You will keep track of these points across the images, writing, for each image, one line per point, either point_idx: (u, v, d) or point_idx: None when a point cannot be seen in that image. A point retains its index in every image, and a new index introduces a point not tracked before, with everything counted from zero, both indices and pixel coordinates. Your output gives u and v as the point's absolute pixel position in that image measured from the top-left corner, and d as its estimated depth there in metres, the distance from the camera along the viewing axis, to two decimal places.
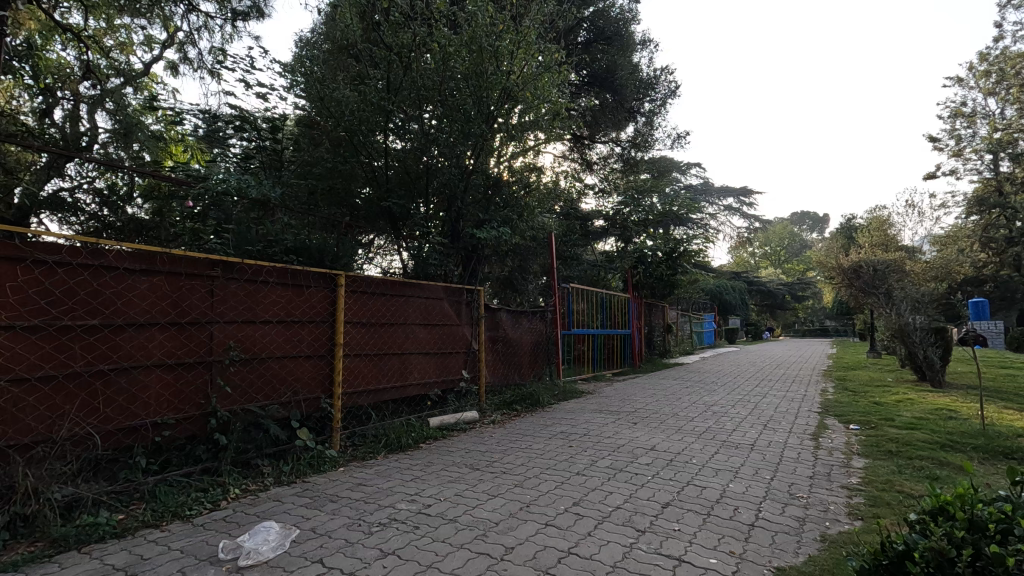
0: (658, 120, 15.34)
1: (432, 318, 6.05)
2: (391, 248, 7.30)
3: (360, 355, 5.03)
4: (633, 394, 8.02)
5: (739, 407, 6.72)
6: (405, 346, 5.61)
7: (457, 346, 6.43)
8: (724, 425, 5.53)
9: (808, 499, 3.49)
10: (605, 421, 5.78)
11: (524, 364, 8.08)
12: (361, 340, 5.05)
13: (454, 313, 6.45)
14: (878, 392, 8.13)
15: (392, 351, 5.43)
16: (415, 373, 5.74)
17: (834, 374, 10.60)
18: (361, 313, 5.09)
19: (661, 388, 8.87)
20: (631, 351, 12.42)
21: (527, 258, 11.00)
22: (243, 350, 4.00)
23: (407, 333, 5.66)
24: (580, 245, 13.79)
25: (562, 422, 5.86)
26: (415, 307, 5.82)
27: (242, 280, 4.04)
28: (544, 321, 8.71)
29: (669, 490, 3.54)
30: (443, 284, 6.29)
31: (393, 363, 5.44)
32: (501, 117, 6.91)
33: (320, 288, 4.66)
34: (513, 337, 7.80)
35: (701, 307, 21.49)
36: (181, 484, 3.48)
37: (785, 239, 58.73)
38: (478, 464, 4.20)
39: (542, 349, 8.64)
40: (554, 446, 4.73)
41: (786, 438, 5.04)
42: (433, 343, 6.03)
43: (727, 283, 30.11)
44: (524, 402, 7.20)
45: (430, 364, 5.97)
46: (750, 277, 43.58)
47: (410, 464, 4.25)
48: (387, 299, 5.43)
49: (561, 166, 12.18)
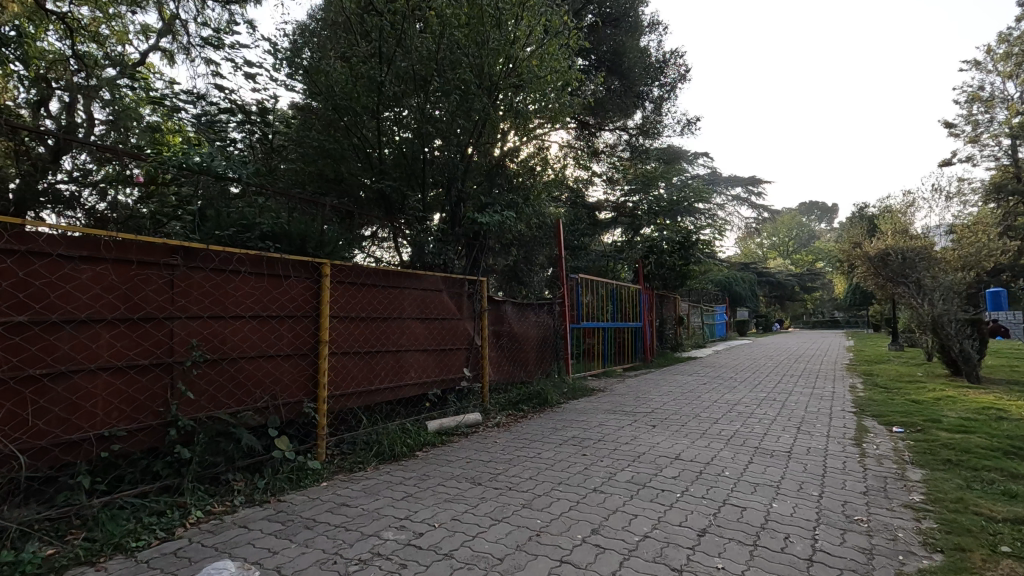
0: (667, 106, 14.71)
1: (430, 311, 5.53)
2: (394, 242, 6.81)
3: (350, 353, 4.52)
4: (647, 392, 7.50)
5: (765, 406, 6.18)
6: (401, 342, 5.10)
7: (458, 342, 5.91)
8: (753, 429, 4.99)
9: (869, 524, 2.95)
10: (621, 424, 5.26)
11: (531, 361, 7.57)
12: (350, 336, 4.54)
13: (455, 306, 5.94)
14: (912, 388, 7.56)
15: (386, 348, 4.92)
16: (414, 371, 5.24)
17: (860, 368, 10.02)
18: (351, 306, 4.58)
19: (676, 384, 8.34)
20: (643, 345, 11.89)
21: (533, 249, 10.46)
22: (210, 350, 3.49)
23: (403, 328, 5.16)
24: (586, 236, 13.23)
25: (573, 424, 5.35)
26: (412, 300, 5.30)
27: (208, 269, 3.52)
28: (551, 314, 8.18)
29: (704, 513, 3.01)
30: (443, 274, 5.78)
31: (388, 361, 4.94)
32: (504, 90, 6.19)
33: (302, 278, 4.14)
34: (519, 332, 7.29)
35: (712, 300, 20.88)
36: (133, 507, 3.00)
37: (794, 230, 57.85)
38: (480, 477, 3.69)
39: (550, 343, 8.11)
40: (567, 454, 4.22)
41: (826, 444, 4.49)
42: (433, 338, 5.53)
43: (737, 275, 29.44)
44: (531, 401, 6.69)
45: (429, 362, 5.46)
46: (759, 269, 42.85)
47: (403, 478, 3.75)
48: (380, 291, 4.92)
49: (568, 153, 11.61)
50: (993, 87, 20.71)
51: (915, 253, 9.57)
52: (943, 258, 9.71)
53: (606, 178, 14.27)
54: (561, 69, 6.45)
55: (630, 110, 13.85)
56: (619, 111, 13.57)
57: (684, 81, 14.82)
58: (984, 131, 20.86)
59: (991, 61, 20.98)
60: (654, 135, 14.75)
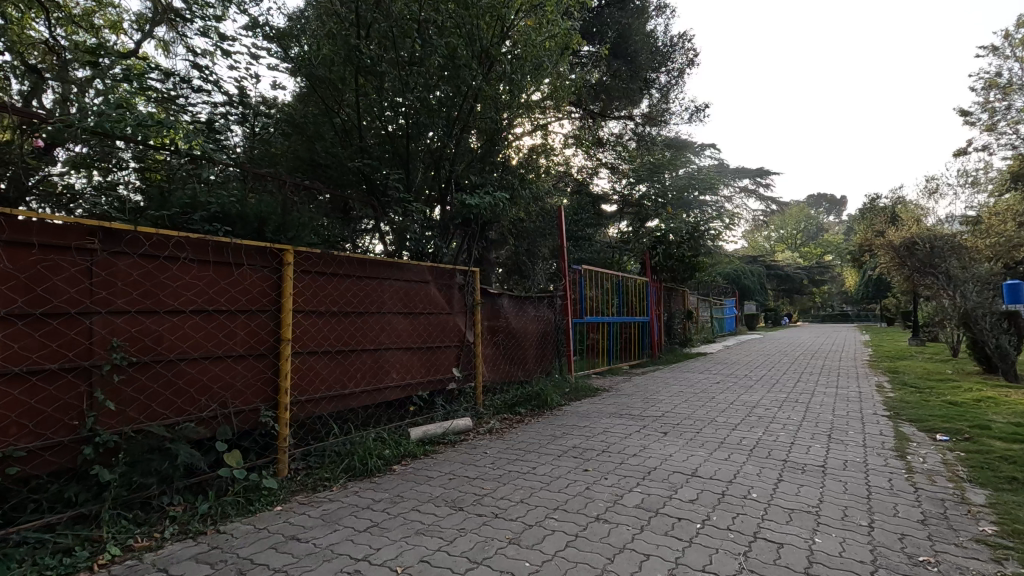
0: (674, 92, 14.03)
1: (415, 305, 4.96)
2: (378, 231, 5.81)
3: (319, 353, 3.96)
4: (655, 392, 6.92)
5: (787, 409, 5.57)
6: (381, 338, 4.55)
7: (447, 339, 5.34)
8: (779, 438, 4.39)
9: (942, 568, 2.35)
10: (628, 431, 4.67)
11: (530, 358, 6.99)
12: (319, 333, 3.98)
13: (444, 299, 5.37)
14: (945, 388, 6.91)
15: (363, 345, 4.36)
16: (396, 371, 4.68)
17: (883, 365, 9.37)
18: (321, 298, 4.01)
19: (686, 382, 7.78)
20: (650, 341, 11.28)
21: (535, 241, 9.87)
22: (139, 351, 2.94)
23: (383, 324, 4.59)
24: (590, 227, 12.61)
25: (574, 431, 4.77)
26: (394, 292, 4.73)
27: (137, 255, 2.96)
28: (552, 308, 7.59)
29: (733, 553, 2.43)
30: (430, 263, 5.20)
31: (365, 360, 4.38)
32: (499, 56, 5.49)
33: (260, 266, 3.58)
34: (517, 327, 6.72)
35: (721, 293, 20.21)
36: (33, 544, 2.46)
37: (802, 223, 56.86)
38: (461, 500, 3.13)
39: (551, 339, 7.53)
40: (566, 470, 3.64)
41: (866, 457, 3.89)
42: (418, 335, 4.97)
43: (746, 267, 28.70)
44: (530, 403, 6.11)
45: (414, 360, 4.90)
46: (767, 263, 42.03)
47: (371, 500, 3.20)
48: (356, 282, 4.34)
49: (570, 140, 10.98)
50: (1013, 72, 19.84)
51: (942, 242, 8.92)
52: (973, 247, 9.05)
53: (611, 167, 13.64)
54: (560, 39, 5.86)
55: (635, 97, 13.20)
56: (624, 96, 12.92)
57: (691, 66, 14.16)
58: (1001, 118, 20.01)
59: (1010, 46, 20.07)
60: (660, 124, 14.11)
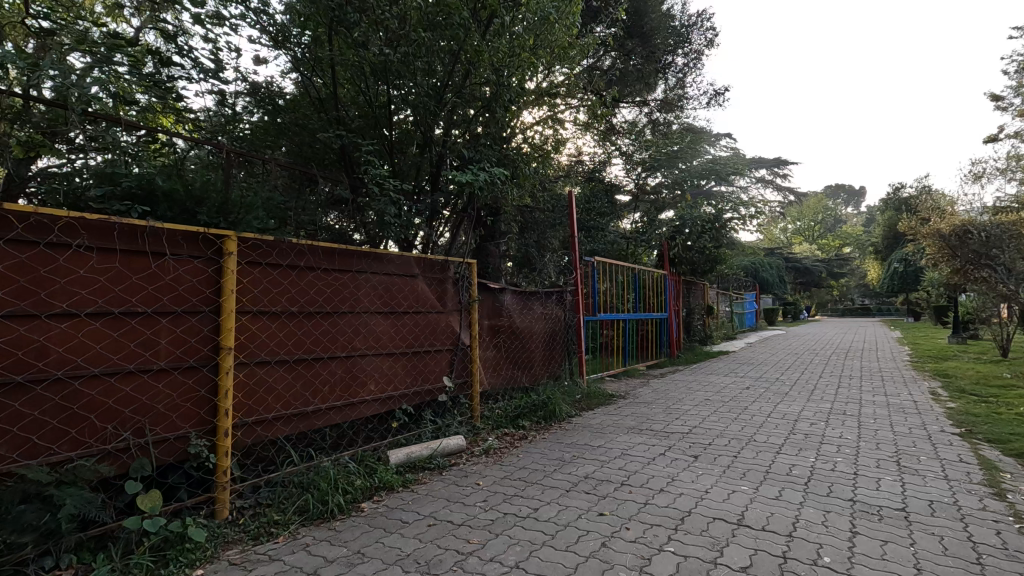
0: (693, 75, 13.09)
1: (399, 302, 4.22)
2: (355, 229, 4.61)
3: (273, 363, 3.23)
4: (678, 399, 6.14)
5: (838, 425, 4.74)
6: (355, 343, 3.80)
7: (438, 342, 4.59)
8: (839, 468, 3.58)
9: None
10: (653, 456, 3.88)
11: (536, 361, 6.22)
12: (274, 338, 3.25)
13: (434, 295, 4.62)
14: (1014, 397, 6.02)
15: (332, 352, 3.62)
16: (374, 382, 3.93)
17: (930, 367, 8.45)
18: (276, 296, 3.26)
19: (710, 387, 7.00)
20: (668, 338, 10.44)
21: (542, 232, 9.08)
22: (11, 368, 2.21)
23: (358, 326, 3.83)
24: (603, 219, 11.76)
25: (587, 454, 3.99)
26: (373, 287, 3.98)
27: (6, 241, 2.22)
28: (561, 304, 6.80)
29: None
30: (418, 253, 4.45)
31: (335, 370, 3.64)
32: (499, 11, 4.66)
33: (190, 257, 2.84)
34: (521, 326, 5.96)
35: (741, 287, 19.23)
36: None
37: (821, 214, 55.25)
38: (436, 563, 2.39)
39: (560, 339, 6.74)
40: (576, 514, 2.87)
41: (957, 498, 3.07)
42: (402, 338, 4.22)
43: (765, 260, 27.54)
44: (535, 415, 5.34)
45: (398, 368, 4.15)
46: (786, 255, 40.70)
47: (320, 561, 2.47)
48: (325, 276, 3.59)
49: (581, 124, 10.13)
50: None
51: (998, 230, 8.00)
52: None
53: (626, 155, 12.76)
54: None
55: (651, 81, 12.30)
56: (639, 77, 12.01)
57: (710, 47, 13.21)
58: None
59: None
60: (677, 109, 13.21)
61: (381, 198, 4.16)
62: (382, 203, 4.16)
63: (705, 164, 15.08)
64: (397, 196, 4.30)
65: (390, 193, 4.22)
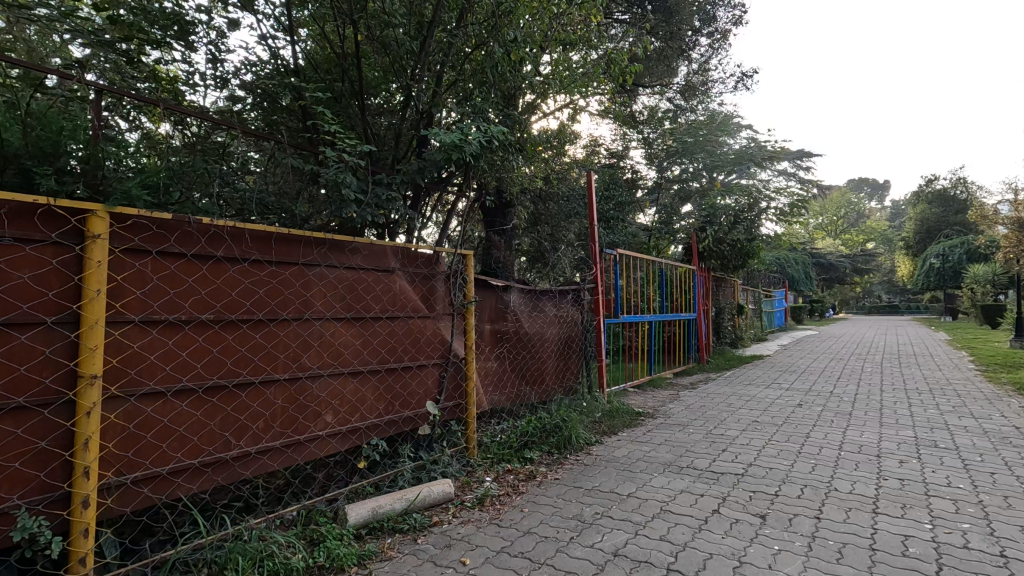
0: (720, 55, 11.87)
1: (370, 305, 3.23)
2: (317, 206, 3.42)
3: (172, 395, 2.28)
4: (720, 420, 5.07)
5: (940, 467, 3.65)
6: (302, 361, 2.82)
7: (423, 355, 3.60)
8: (977, 547, 2.52)
9: None
10: (706, 519, 2.85)
11: (549, 373, 5.20)
12: (174, 358, 2.29)
13: (417, 296, 3.62)
14: None
15: (265, 376, 2.64)
16: (329, 412, 2.96)
17: (1009, 378, 7.24)
18: (174, 299, 2.29)
19: (753, 402, 5.94)
20: (697, 341, 9.33)
21: (557, 224, 8.02)
22: None
23: (307, 337, 2.85)
24: (622, 211, 10.66)
25: (616, 511, 2.98)
26: (330, 286, 2.99)
27: None
28: (578, 305, 5.77)
29: None
30: (396, 242, 3.46)
31: (269, 398, 2.67)
32: None
33: (19, 242, 1.88)
34: (530, 332, 4.95)
35: (769, 284, 17.92)
36: None
37: (845, 208, 53.19)
38: None
39: (577, 346, 5.71)
40: None
41: None
42: (372, 352, 3.23)
43: (791, 256, 26.04)
44: (548, 442, 4.33)
45: (364, 392, 3.17)
46: (811, 252, 39.02)
47: None
48: (255, 272, 2.60)
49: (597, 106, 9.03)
50: None
51: None
52: None
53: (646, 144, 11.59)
54: None
55: (674, 64, 11.13)
56: (660, 65, 10.88)
57: (737, 26, 12.01)
58: None
59: None
60: (701, 95, 12.04)
61: (337, 167, 3.14)
62: (339, 172, 3.14)
63: (732, 153, 13.85)
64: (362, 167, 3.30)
65: (354, 163, 3.23)
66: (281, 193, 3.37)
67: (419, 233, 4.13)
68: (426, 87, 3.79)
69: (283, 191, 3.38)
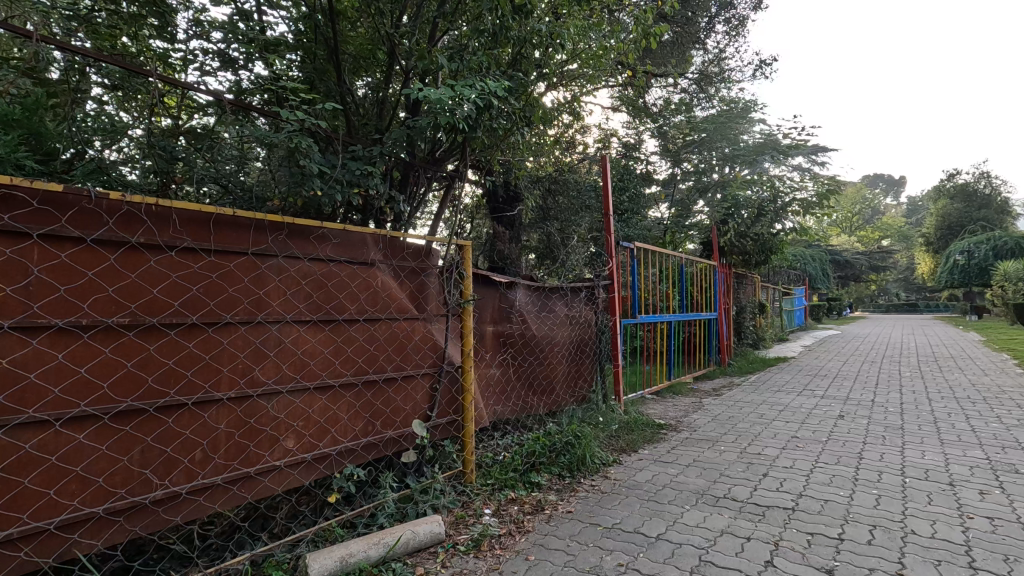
0: (739, 39, 11.14)
1: (343, 305, 2.67)
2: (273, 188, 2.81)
3: (65, 424, 1.74)
4: (754, 435, 4.45)
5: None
6: (252, 375, 2.27)
7: (410, 363, 3.03)
8: None
9: None
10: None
11: (559, 380, 4.61)
12: (67, 376, 1.75)
13: (405, 294, 3.05)
14: None
15: (201, 395, 2.09)
16: (288, 437, 2.41)
17: None
18: (67, 298, 1.74)
19: (787, 412, 5.31)
20: (717, 342, 8.69)
21: (568, 218, 7.42)
22: None
23: (259, 345, 2.30)
24: (636, 206, 10.02)
25: (644, 562, 2.40)
26: (291, 283, 2.43)
27: None
28: (592, 304, 5.17)
29: None
30: (378, 230, 2.89)
31: (207, 423, 2.12)
32: None
33: None
34: (538, 335, 4.37)
35: (789, 282, 17.15)
36: None
37: (862, 204, 51.91)
38: None
39: (591, 349, 5.12)
40: None
41: None
42: (346, 362, 2.67)
43: (809, 252, 25.17)
44: (558, 461, 3.75)
45: (334, 411, 2.61)
46: (827, 248, 38.03)
47: None
48: (186, 264, 2.05)
49: (608, 91, 8.39)
50: None
51: None
52: None
53: (660, 135, 10.94)
54: None
55: (690, 50, 10.44)
56: (676, 51, 10.22)
57: (756, 11, 11.33)
58: None
59: None
60: (718, 84, 11.37)
61: (294, 130, 2.57)
62: (299, 137, 2.58)
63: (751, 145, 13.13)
64: (331, 134, 2.73)
65: (320, 129, 2.67)
66: (239, 168, 2.83)
67: (409, 221, 3.56)
68: (413, 48, 3.20)
69: (239, 165, 2.83)
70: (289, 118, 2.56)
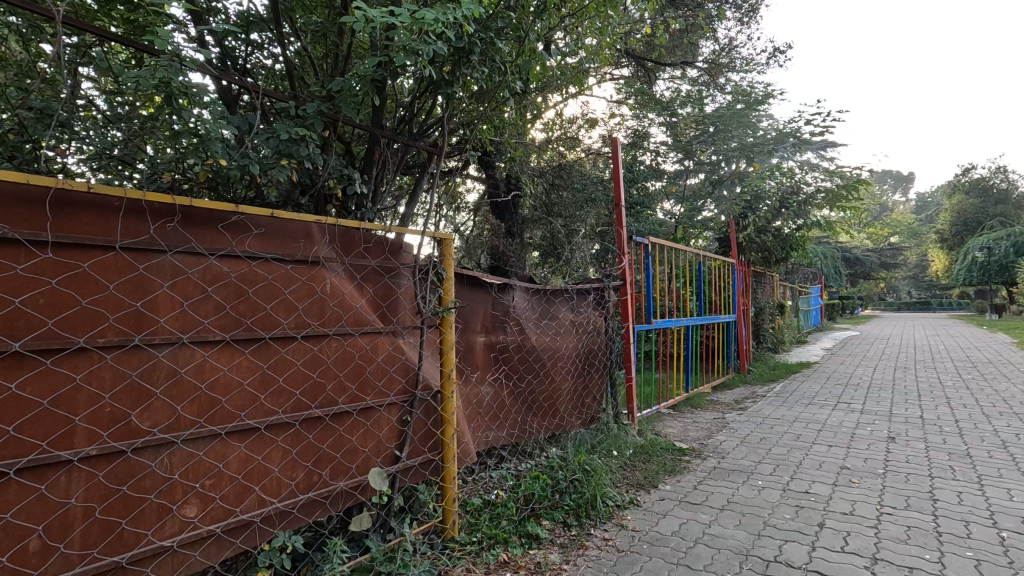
0: (751, 23, 10.30)
1: (269, 316, 1.97)
2: (186, 169, 2.14)
3: None
4: (795, 466, 3.73)
5: None
6: (124, 421, 1.60)
7: (371, 391, 2.34)
8: None
9: None
10: None
11: (564, 400, 3.91)
12: None
13: (364, 301, 2.36)
14: None
15: (35, 457, 1.43)
16: (184, 504, 1.74)
17: None
18: None
19: (827, 433, 4.59)
20: (737, 347, 7.97)
21: (572, 214, 6.70)
22: None
23: (138, 378, 1.63)
24: (645, 202, 9.27)
25: None
26: (189, 289, 1.75)
27: None
28: (600, 309, 4.47)
29: None
30: (325, 217, 2.19)
31: (46, 497, 1.46)
32: None
33: None
34: (537, 347, 3.68)
35: (805, 281, 16.35)
36: None
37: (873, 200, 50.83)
38: None
39: (601, 361, 4.40)
40: None
41: None
42: (276, 396, 1.99)
43: (822, 250, 24.30)
44: (563, 502, 3.06)
45: (258, 463, 1.94)
46: (840, 246, 37.07)
47: None
48: (3, 264, 1.38)
49: (611, 76, 7.63)
50: None
51: None
52: None
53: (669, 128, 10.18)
54: None
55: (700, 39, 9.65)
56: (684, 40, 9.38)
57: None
58: None
59: None
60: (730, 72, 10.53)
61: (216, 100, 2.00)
62: (199, 89, 1.93)
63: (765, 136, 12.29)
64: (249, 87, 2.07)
65: (235, 80, 2.01)
66: (140, 138, 2.21)
67: (374, 208, 2.88)
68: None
69: (142, 136, 2.20)
70: (180, 61, 1.92)
